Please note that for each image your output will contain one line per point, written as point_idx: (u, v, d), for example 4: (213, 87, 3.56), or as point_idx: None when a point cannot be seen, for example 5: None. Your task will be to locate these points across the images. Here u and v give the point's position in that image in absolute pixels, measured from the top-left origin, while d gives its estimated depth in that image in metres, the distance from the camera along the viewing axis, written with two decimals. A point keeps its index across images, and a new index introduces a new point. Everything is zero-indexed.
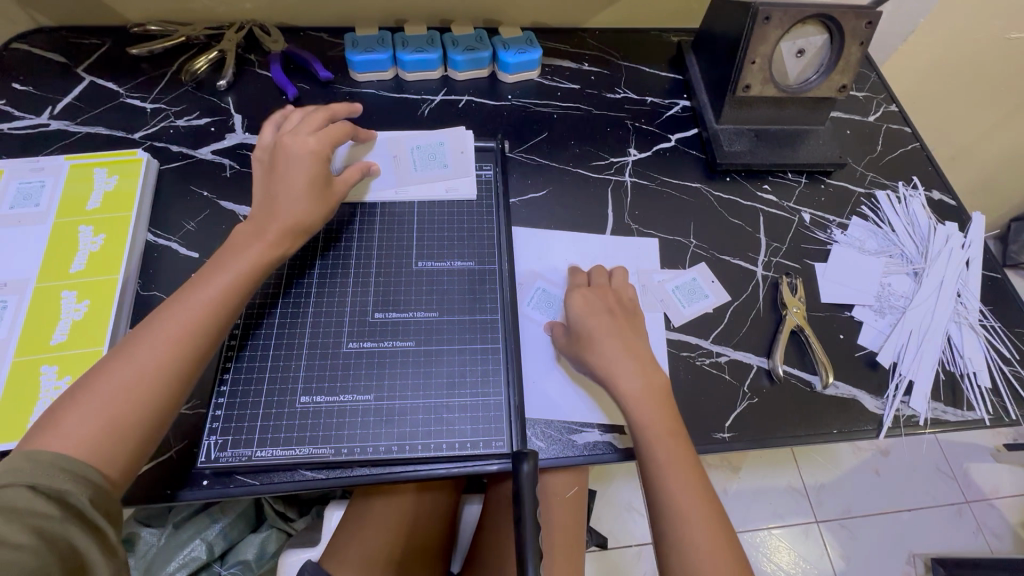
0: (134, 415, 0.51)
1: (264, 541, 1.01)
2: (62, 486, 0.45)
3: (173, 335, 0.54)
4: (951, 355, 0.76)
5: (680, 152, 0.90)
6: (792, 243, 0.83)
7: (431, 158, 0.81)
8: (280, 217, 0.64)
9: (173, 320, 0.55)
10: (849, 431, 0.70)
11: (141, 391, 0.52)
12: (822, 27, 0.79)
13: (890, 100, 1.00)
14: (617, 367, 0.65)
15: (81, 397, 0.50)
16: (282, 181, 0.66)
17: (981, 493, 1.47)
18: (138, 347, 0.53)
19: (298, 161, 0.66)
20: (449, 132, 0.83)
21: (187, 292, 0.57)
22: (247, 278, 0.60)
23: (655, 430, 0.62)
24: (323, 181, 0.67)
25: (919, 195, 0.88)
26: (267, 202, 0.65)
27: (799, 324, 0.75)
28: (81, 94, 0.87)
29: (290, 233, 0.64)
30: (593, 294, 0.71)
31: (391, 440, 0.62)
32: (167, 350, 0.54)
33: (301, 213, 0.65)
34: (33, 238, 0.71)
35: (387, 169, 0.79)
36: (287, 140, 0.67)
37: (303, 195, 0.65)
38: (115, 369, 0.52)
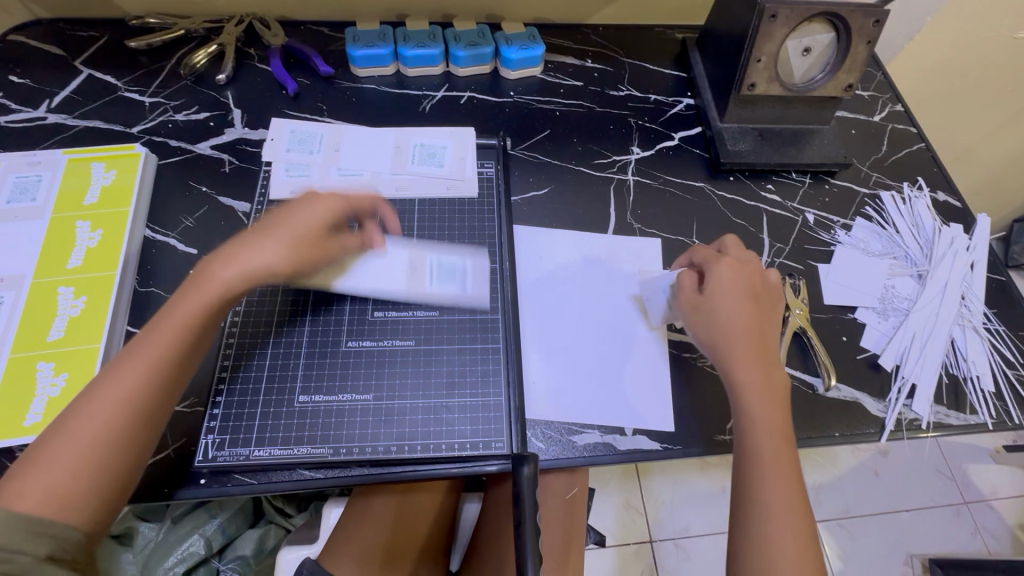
0: (80, 466, 0.49)
1: (263, 536, 1.02)
2: (19, 542, 0.45)
3: (121, 379, 0.52)
4: (954, 358, 0.75)
5: (683, 151, 0.89)
6: (796, 244, 0.82)
7: (449, 276, 0.72)
8: (246, 257, 0.59)
9: (124, 366, 0.53)
10: (851, 434, 0.70)
11: (85, 443, 0.50)
12: (829, 25, 0.78)
13: (896, 100, 0.99)
14: (739, 352, 0.63)
15: (35, 451, 0.50)
16: (261, 232, 0.62)
17: (980, 494, 1.47)
18: (91, 391, 0.52)
19: (287, 213, 0.63)
20: (473, 255, 0.75)
21: (137, 344, 0.54)
22: (197, 323, 0.56)
23: (766, 429, 0.59)
24: (308, 231, 0.62)
25: (924, 196, 0.88)
26: (242, 244, 0.61)
27: (802, 326, 0.74)
28: (79, 88, 0.86)
29: (252, 273, 0.59)
30: (741, 270, 0.67)
31: (390, 440, 0.62)
32: (114, 409, 0.51)
33: (271, 252, 0.60)
34: (29, 233, 0.70)
35: (394, 277, 0.70)
36: (294, 199, 0.65)
37: (287, 248, 0.61)
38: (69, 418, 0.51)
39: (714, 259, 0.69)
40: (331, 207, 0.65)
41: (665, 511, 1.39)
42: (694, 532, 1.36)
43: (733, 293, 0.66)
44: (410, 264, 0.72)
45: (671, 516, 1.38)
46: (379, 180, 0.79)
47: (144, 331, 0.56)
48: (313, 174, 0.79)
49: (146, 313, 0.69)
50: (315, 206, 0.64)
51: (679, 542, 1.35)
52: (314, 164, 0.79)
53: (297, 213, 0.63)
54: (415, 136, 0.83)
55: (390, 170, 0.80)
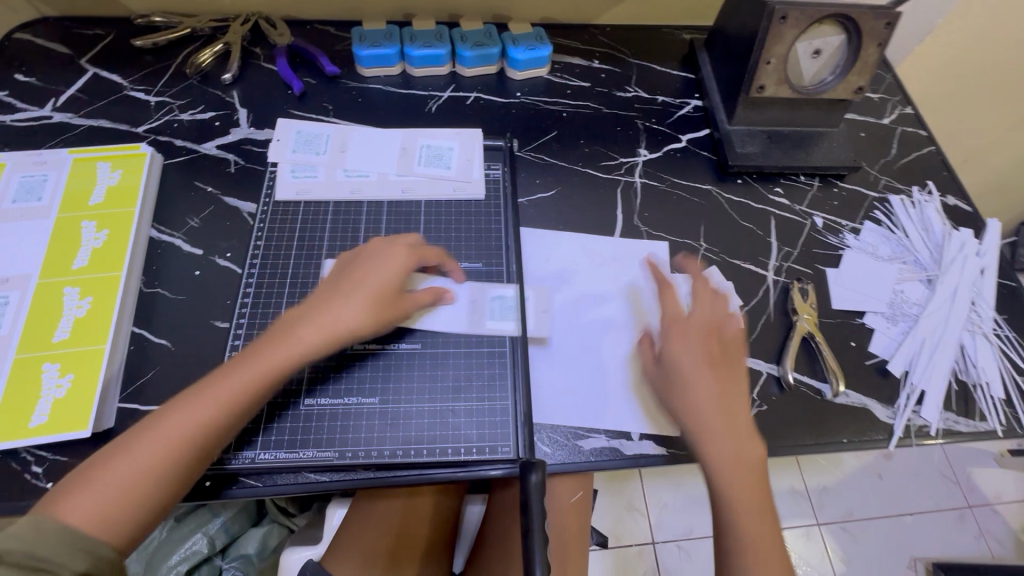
0: (142, 488, 0.51)
1: (265, 536, 1.01)
2: (61, 556, 0.47)
3: (199, 414, 0.54)
4: (964, 364, 0.74)
5: (691, 153, 0.89)
6: (804, 248, 0.82)
7: (511, 312, 0.71)
8: (329, 314, 0.61)
9: (203, 399, 0.55)
10: (859, 440, 0.69)
11: (152, 467, 0.52)
12: (839, 27, 0.77)
13: (906, 102, 0.98)
14: (705, 423, 0.61)
15: (102, 463, 0.52)
16: (341, 286, 0.63)
17: (984, 498, 1.46)
18: (167, 417, 0.54)
19: (370, 267, 0.64)
20: (535, 287, 0.75)
21: (217, 378, 0.56)
22: (273, 373, 0.58)
23: (743, 504, 0.59)
24: (387, 289, 0.63)
25: (934, 200, 0.87)
26: (326, 298, 0.62)
27: (811, 331, 0.73)
28: (85, 86, 0.86)
29: (333, 332, 0.60)
30: (695, 333, 0.66)
31: (396, 445, 0.62)
32: (178, 439, 0.53)
33: (353, 313, 0.61)
34: (35, 233, 0.70)
35: (457, 317, 0.69)
36: (373, 249, 0.66)
37: (362, 306, 0.62)
38: (140, 438, 0.53)
39: (672, 322, 0.67)
40: (404, 266, 0.65)
41: (667, 512, 1.38)
42: (697, 534, 1.36)
43: (687, 362, 0.64)
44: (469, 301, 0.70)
45: (674, 518, 1.38)
46: (385, 181, 0.78)
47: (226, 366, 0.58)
48: (319, 175, 0.78)
49: (152, 314, 0.69)
50: (397, 262, 0.65)
51: (681, 544, 1.35)
52: (320, 165, 0.79)
53: (378, 268, 0.64)
54: (422, 138, 0.83)
55: (396, 171, 0.79)
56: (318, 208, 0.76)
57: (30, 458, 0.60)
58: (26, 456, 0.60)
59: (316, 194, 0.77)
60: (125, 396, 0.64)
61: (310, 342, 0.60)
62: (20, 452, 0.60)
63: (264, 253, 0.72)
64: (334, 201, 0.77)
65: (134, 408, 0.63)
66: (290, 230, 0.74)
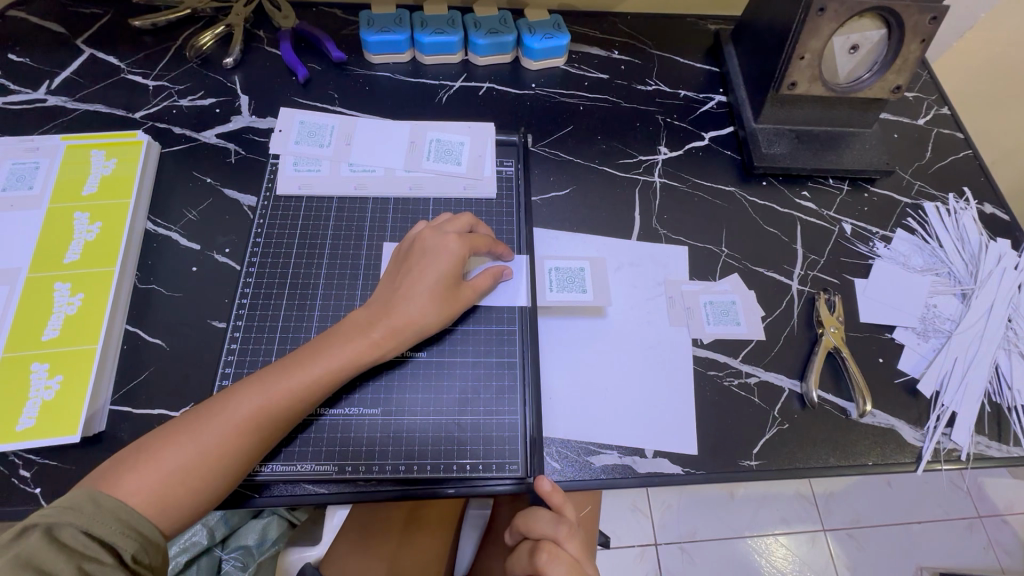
0: (206, 473, 0.51)
1: (265, 527, 0.85)
2: (113, 536, 0.46)
3: (268, 408, 0.54)
4: (998, 385, 0.70)
5: (713, 152, 0.84)
6: (831, 256, 0.78)
7: (569, 284, 0.71)
8: (394, 315, 0.59)
9: (272, 389, 0.54)
10: (885, 464, 0.65)
11: (219, 455, 0.51)
12: (881, 21, 0.72)
13: (942, 102, 0.92)
14: None
15: (168, 443, 0.51)
16: (401, 281, 0.61)
17: (995, 508, 1.40)
18: (236, 404, 0.53)
19: (430, 263, 0.61)
20: (590, 258, 0.74)
21: (285, 367, 0.56)
22: (339, 370, 0.57)
23: None
24: (448, 287, 0.61)
25: (970, 208, 0.82)
26: (388, 296, 0.61)
27: (836, 346, 0.70)
28: (81, 68, 0.82)
29: (398, 335, 0.59)
30: None
31: (401, 459, 0.59)
32: (243, 426, 0.52)
33: (418, 316, 0.60)
34: (27, 224, 0.67)
35: (520, 291, 0.69)
36: (432, 239, 0.63)
37: (424, 301, 0.60)
38: (209, 422, 0.52)
39: None
40: (460, 256, 0.62)
41: (671, 515, 1.35)
42: (700, 537, 1.33)
43: None
44: (541, 271, 0.72)
45: (676, 521, 1.35)
46: (392, 177, 0.75)
47: (294, 355, 0.57)
48: (322, 168, 0.75)
49: (146, 312, 0.66)
50: (459, 258, 0.62)
51: (684, 547, 1.32)
52: (324, 157, 0.75)
53: (439, 265, 0.61)
54: (432, 131, 0.78)
55: (404, 166, 0.75)
56: (321, 203, 0.73)
57: (18, 461, 0.58)
58: (14, 459, 0.58)
59: (319, 189, 0.73)
60: (117, 399, 0.61)
61: (377, 341, 0.58)
62: (9, 455, 0.58)
63: (264, 250, 0.69)
64: (338, 197, 0.73)
65: (126, 412, 0.61)
66: (292, 226, 0.71)
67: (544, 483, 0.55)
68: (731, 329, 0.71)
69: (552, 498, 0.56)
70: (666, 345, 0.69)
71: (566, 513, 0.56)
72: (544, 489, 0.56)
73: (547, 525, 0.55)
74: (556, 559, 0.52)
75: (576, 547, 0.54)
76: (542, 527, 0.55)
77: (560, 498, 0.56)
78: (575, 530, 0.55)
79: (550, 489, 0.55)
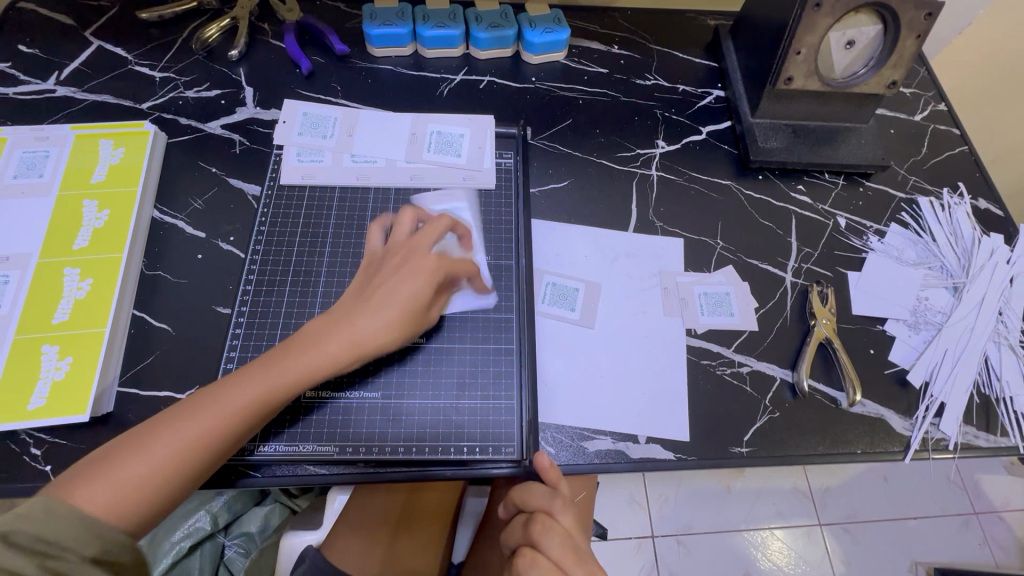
0: (160, 485, 0.49)
1: (268, 514, 0.89)
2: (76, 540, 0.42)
3: (225, 420, 0.52)
4: (987, 376, 0.72)
5: (710, 146, 0.85)
6: (825, 249, 0.79)
7: (561, 301, 0.71)
8: (358, 328, 0.57)
9: (229, 402, 0.52)
10: (874, 452, 0.67)
11: (175, 468, 0.50)
12: (876, 17, 0.73)
13: (939, 98, 0.93)
14: None
15: (120, 457, 0.49)
16: (370, 294, 0.59)
17: (990, 504, 1.41)
18: (192, 417, 0.51)
19: (401, 280, 0.60)
20: (586, 282, 0.73)
21: (243, 377, 0.54)
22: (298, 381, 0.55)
23: None
24: (418, 307, 0.60)
25: (964, 203, 0.83)
26: (354, 307, 0.59)
27: (828, 337, 0.71)
28: (89, 60, 0.84)
29: (361, 347, 0.57)
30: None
31: (399, 441, 0.61)
32: (198, 438, 0.51)
33: (383, 331, 0.58)
34: (37, 211, 0.69)
35: (519, 282, 0.70)
36: (407, 254, 0.62)
37: (390, 316, 0.58)
38: (162, 435, 0.50)
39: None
40: (433, 278, 0.61)
41: (668, 507, 1.37)
42: (696, 529, 1.35)
43: None
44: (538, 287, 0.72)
45: (673, 513, 1.36)
46: (393, 168, 0.76)
47: (254, 363, 0.56)
48: (325, 159, 0.76)
49: (152, 298, 0.68)
50: (432, 281, 0.61)
51: (680, 539, 1.34)
52: (327, 148, 0.77)
53: (411, 282, 0.60)
54: (432, 123, 0.80)
55: (405, 157, 0.77)
56: (324, 193, 0.74)
57: (29, 439, 0.60)
58: (25, 437, 0.59)
59: (322, 179, 0.74)
60: (124, 381, 0.63)
61: (337, 354, 0.56)
62: (20, 434, 0.60)
63: (268, 237, 0.71)
64: (340, 187, 0.75)
65: (133, 393, 0.63)
66: (295, 216, 0.72)
67: (543, 458, 0.58)
68: (724, 320, 0.72)
69: (549, 474, 0.58)
70: (660, 336, 0.71)
71: (563, 491, 0.57)
72: (543, 465, 0.58)
73: (542, 497, 0.56)
74: (550, 528, 0.52)
75: (570, 521, 0.55)
76: (537, 500, 0.56)
77: (557, 475, 0.58)
78: (571, 505, 0.57)
79: (548, 464, 0.58)
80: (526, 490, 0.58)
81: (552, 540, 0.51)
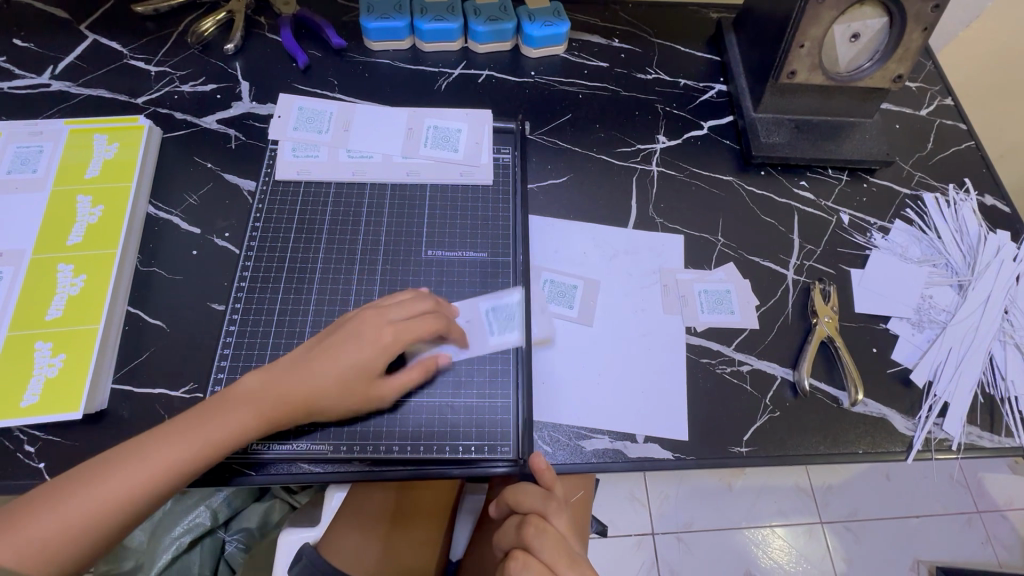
0: (68, 544, 0.49)
1: (267, 510, 0.88)
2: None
3: (145, 480, 0.51)
4: (992, 376, 0.70)
5: (712, 141, 0.84)
6: (828, 246, 0.77)
7: (560, 298, 0.71)
8: (296, 390, 0.56)
9: (146, 462, 0.51)
10: (875, 452, 0.66)
11: (88, 526, 0.49)
12: (881, 9, 0.71)
13: (946, 92, 0.92)
14: None
15: (32, 511, 0.49)
16: (318, 353, 0.58)
17: (994, 503, 1.39)
18: (114, 474, 0.50)
19: (352, 344, 0.57)
20: (585, 278, 0.72)
21: (173, 433, 0.53)
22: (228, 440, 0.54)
23: None
24: (366, 375, 0.57)
25: (970, 199, 0.81)
26: (296, 367, 0.57)
27: (830, 335, 0.70)
28: (84, 53, 0.83)
29: (301, 408, 0.56)
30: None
31: (394, 440, 0.60)
32: (114, 497, 0.50)
33: (321, 394, 0.56)
34: (30, 207, 0.68)
35: (516, 280, 0.69)
36: (365, 320, 0.59)
37: (333, 380, 0.56)
38: (76, 491, 0.50)
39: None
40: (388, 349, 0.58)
41: (669, 505, 1.36)
42: (697, 527, 1.34)
43: None
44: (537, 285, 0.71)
45: (674, 511, 1.36)
46: (390, 163, 0.75)
47: (187, 417, 0.54)
48: (321, 154, 0.75)
49: (147, 294, 0.67)
50: (386, 351, 0.58)
51: (681, 537, 1.33)
52: (323, 144, 0.76)
53: (359, 351, 0.57)
54: (430, 118, 0.79)
55: (401, 153, 0.76)
56: (320, 188, 0.73)
57: (23, 437, 0.59)
58: (18, 434, 0.59)
59: (317, 175, 0.74)
60: (118, 378, 0.63)
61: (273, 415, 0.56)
62: (14, 431, 0.59)
63: (263, 234, 0.70)
64: (336, 182, 0.74)
65: (127, 390, 0.62)
66: (290, 212, 0.72)
67: (538, 460, 0.56)
68: (724, 318, 0.71)
69: (544, 476, 0.56)
70: (659, 334, 0.70)
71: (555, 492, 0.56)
72: (538, 466, 0.57)
73: (535, 499, 0.55)
74: (543, 532, 0.52)
75: (563, 524, 0.54)
76: (531, 502, 0.55)
77: (551, 476, 0.56)
78: (564, 507, 0.56)
79: (543, 466, 0.56)
80: (519, 491, 0.57)
81: (544, 544, 0.51)
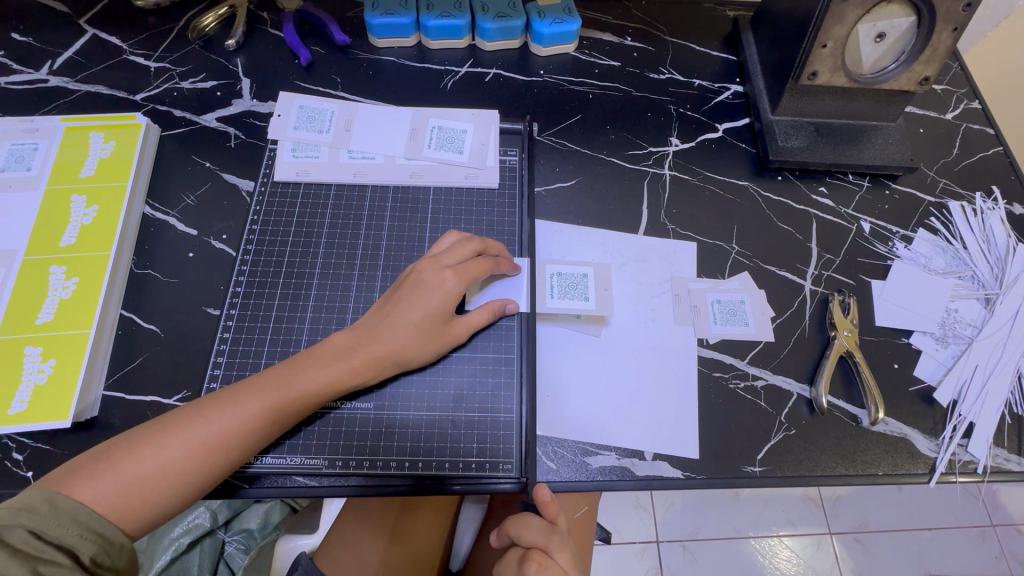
0: (164, 488, 0.49)
1: (268, 511, 0.86)
2: (71, 540, 0.44)
3: (235, 428, 0.51)
4: (1020, 395, 0.67)
5: (727, 144, 0.81)
6: (847, 255, 0.74)
7: (571, 290, 0.68)
8: (375, 344, 0.57)
9: (243, 408, 0.52)
10: (895, 474, 0.63)
11: (180, 472, 0.49)
12: (910, 8, 0.67)
13: (973, 95, 0.88)
14: None
15: (128, 454, 0.49)
16: (389, 308, 0.59)
17: (1009, 517, 1.34)
18: (205, 420, 0.51)
19: (419, 296, 0.59)
20: (594, 264, 0.71)
21: (263, 381, 0.54)
22: (312, 393, 0.55)
23: None
24: (437, 323, 0.59)
25: (999, 209, 0.78)
26: (372, 324, 0.59)
27: (849, 350, 0.67)
28: (82, 48, 0.81)
29: (377, 365, 0.57)
30: None
31: (393, 455, 0.58)
32: (204, 444, 0.50)
33: (398, 348, 0.58)
34: (23, 207, 0.67)
35: (523, 287, 0.67)
36: (425, 269, 0.61)
37: (409, 331, 0.58)
38: (173, 435, 0.50)
39: None
40: (456, 292, 0.60)
41: (674, 512, 1.33)
42: (703, 535, 1.31)
43: None
44: (580, 261, 0.70)
45: (679, 518, 1.33)
46: (392, 165, 0.73)
47: (273, 368, 0.56)
48: (321, 154, 0.73)
49: (141, 298, 0.65)
50: (454, 297, 0.59)
51: (686, 544, 1.30)
52: (323, 144, 0.73)
53: (429, 299, 0.59)
54: (434, 118, 0.76)
55: (404, 154, 0.73)
56: (319, 190, 0.71)
57: (11, 444, 0.57)
58: (6, 442, 0.57)
59: (317, 176, 0.71)
60: (110, 385, 0.61)
61: (356, 369, 0.57)
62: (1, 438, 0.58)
63: (260, 238, 0.68)
64: (336, 184, 0.72)
65: (119, 397, 0.60)
66: (289, 214, 0.70)
67: (543, 492, 0.53)
68: (738, 329, 0.68)
69: (548, 509, 0.54)
70: (670, 345, 0.67)
71: (556, 522, 0.54)
72: (543, 499, 0.54)
73: (538, 533, 0.52)
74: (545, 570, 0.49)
75: (567, 558, 0.52)
76: (533, 536, 0.52)
77: (555, 510, 0.54)
78: (566, 541, 0.53)
79: (548, 500, 0.53)
80: (521, 520, 0.54)
81: None
